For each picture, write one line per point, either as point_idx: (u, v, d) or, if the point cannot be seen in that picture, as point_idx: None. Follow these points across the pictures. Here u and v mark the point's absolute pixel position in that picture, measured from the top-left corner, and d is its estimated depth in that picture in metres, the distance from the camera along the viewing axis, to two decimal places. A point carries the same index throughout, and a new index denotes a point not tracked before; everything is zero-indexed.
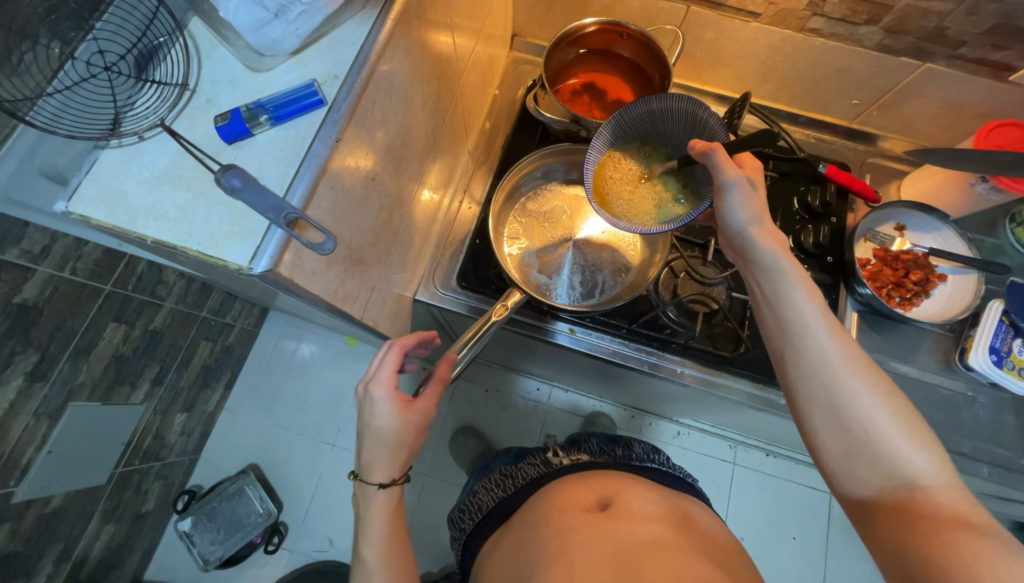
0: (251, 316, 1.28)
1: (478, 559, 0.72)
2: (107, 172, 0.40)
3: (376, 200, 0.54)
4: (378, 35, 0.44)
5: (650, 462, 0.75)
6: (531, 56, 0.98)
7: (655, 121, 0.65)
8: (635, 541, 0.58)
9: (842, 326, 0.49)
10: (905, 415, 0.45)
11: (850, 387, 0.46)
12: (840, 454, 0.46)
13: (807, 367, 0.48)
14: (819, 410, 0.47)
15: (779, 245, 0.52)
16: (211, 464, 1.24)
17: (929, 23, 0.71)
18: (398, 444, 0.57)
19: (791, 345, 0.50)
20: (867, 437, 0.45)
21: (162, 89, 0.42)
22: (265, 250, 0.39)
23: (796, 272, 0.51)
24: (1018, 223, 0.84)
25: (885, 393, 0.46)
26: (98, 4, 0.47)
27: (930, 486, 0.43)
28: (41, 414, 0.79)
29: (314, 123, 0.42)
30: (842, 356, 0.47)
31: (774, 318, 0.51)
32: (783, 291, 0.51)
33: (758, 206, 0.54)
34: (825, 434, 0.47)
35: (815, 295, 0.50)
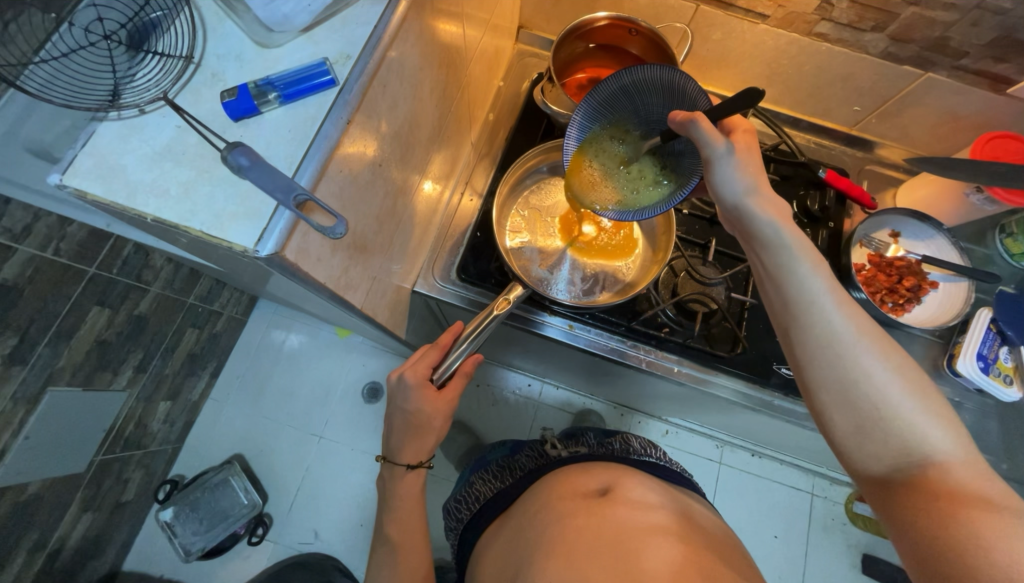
0: (240, 304, 1.25)
1: (477, 545, 0.72)
2: (105, 145, 0.39)
3: (382, 187, 0.53)
4: (392, 17, 0.43)
5: (648, 456, 0.75)
6: (536, 49, 0.96)
7: (627, 97, 0.61)
8: (635, 528, 0.57)
9: (848, 297, 0.48)
10: (915, 386, 0.45)
11: (862, 362, 0.46)
12: (852, 431, 0.46)
13: (815, 344, 0.48)
14: (831, 388, 0.47)
15: (779, 216, 0.50)
16: (194, 454, 1.21)
17: (934, 33, 0.71)
18: (424, 432, 0.65)
19: (798, 322, 0.49)
20: (880, 413, 0.45)
21: (165, 61, 0.41)
22: (272, 232, 0.37)
23: (800, 244, 0.49)
24: (1007, 234, 0.86)
25: (894, 364, 0.46)
26: None
27: (943, 459, 0.43)
28: (18, 398, 0.76)
29: (324, 103, 0.40)
30: (851, 329, 0.47)
31: (780, 295, 0.50)
32: (787, 267, 0.50)
33: (753, 174, 0.51)
34: (835, 412, 0.47)
35: (820, 267, 0.49)
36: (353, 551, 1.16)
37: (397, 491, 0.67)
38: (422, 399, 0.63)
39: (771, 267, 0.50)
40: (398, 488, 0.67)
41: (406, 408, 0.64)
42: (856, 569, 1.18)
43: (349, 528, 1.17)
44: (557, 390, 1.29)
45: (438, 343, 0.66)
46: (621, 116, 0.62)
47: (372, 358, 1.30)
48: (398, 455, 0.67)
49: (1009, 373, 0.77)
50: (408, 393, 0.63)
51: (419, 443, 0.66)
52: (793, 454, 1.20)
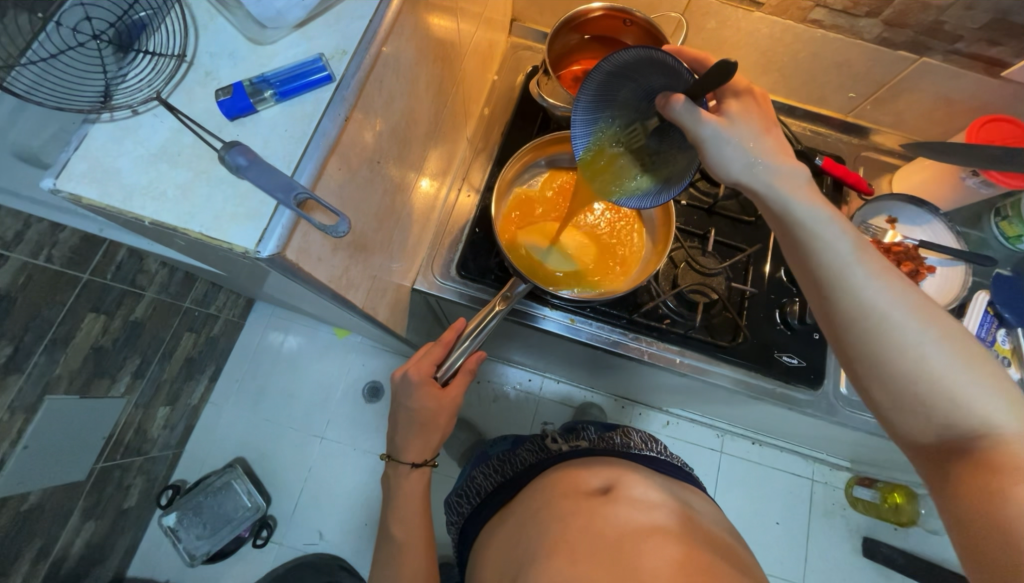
0: (237, 307, 1.24)
1: (478, 537, 0.73)
2: (98, 147, 0.38)
3: (380, 184, 0.52)
4: (387, 11, 0.43)
5: (647, 450, 0.75)
6: (530, 41, 0.96)
7: (618, 82, 0.54)
8: (637, 527, 0.58)
9: (879, 264, 0.46)
10: (960, 348, 0.44)
11: (902, 333, 0.44)
12: (896, 404, 0.46)
13: (845, 322, 0.47)
14: (871, 364, 0.46)
15: (795, 186, 0.47)
16: (195, 459, 1.21)
17: (928, 18, 0.71)
18: (428, 427, 0.65)
19: (829, 298, 0.47)
20: (926, 384, 0.44)
21: (157, 61, 0.40)
22: (272, 233, 0.36)
23: (821, 216, 0.47)
24: (1002, 217, 0.87)
25: (937, 329, 0.44)
26: None
27: (991, 423, 0.43)
28: (16, 408, 0.76)
29: (322, 100, 0.40)
30: (888, 300, 0.45)
31: (807, 271, 0.49)
32: (807, 243, 0.47)
33: (755, 146, 0.48)
34: (874, 386, 0.47)
35: (843, 237, 0.47)
36: (359, 551, 1.16)
37: (402, 488, 0.67)
38: (428, 397, 0.63)
39: (794, 242, 0.49)
40: (404, 486, 0.67)
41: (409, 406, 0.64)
42: (856, 552, 1.20)
43: (353, 527, 1.17)
44: (557, 384, 1.29)
45: (440, 342, 0.66)
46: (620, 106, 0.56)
47: (371, 358, 1.30)
48: (402, 453, 0.66)
49: (1007, 355, 0.78)
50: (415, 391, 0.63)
51: (424, 441, 0.66)
52: (792, 441, 1.21)
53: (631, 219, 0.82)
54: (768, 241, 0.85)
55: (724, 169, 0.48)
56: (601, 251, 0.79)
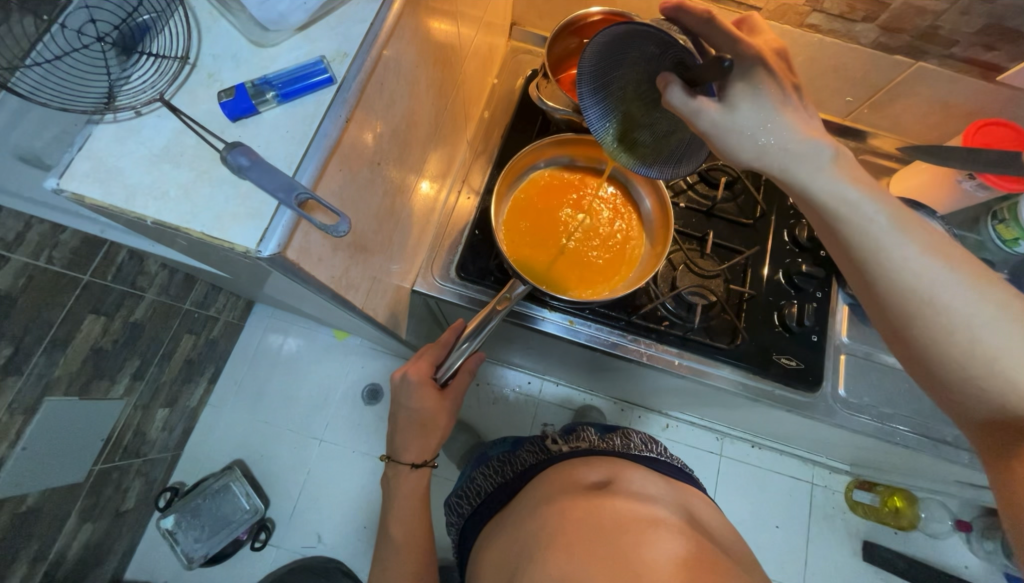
0: (236, 309, 1.24)
1: (477, 538, 0.72)
2: (101, 148, 0.38)
3: (380, 186, 0.52)
4: (387, 14, 0.43)
5: (648, 451, 0.75)
6: (530, 45, 0.97)
7: (621, 52, 0.50)
8: (635, 519, 0.58)
9: (921, 236, 0.43)
10: (1013, 319, 0.41)
11: (952, 308, 0.42)
12: (943, 381, 0.45)
13: (884, 300, 0.45)
14: (915, 341, 0.45)
15: (818, 165, 0.43)
16: (194, 461, 1.20)
17: (924, 22, 0.72)
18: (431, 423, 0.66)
19: (867, 276, 0.45)
20: (977, 360, 0.42)
21: (160, 62, 0.40)
22: (273, 233, 0.37)
23: (853, 193, 0.43)
24: (999, 220, 0.87)
25: (989, 298, 0.42)
26: None
27: None
28: (15, 409, 0.76)
29: (323, 102, 0.40)
30: (933, 274, 0.43)
31: (843, 249, 0.46)
32: (839, 226, 0.44)
33: (776, 120, 0.42)
34: (919, 362, 0.46)
35: (880, 213, 0.43)
36: (357, 554, 1.16)
37: (401, 490, 0.67)
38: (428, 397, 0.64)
39: (825, 223, 0.46)
40: (403, 488, 0.67)
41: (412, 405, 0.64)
42: (858, 556, 1.19)
43: (352, 530, 1.17)
44: (556, 387, 1.29)
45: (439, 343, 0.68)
46: (627, 76, 0.52)
47: (370, 359, 1.30)
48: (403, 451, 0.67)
49: None
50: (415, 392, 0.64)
51: (424, 441, 0.66)
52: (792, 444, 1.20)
53: (631, 228, 0.82)
54: (766, 244, 0.86)
55: (735, 156, 0.44)
56: (600, 260, 0.79)
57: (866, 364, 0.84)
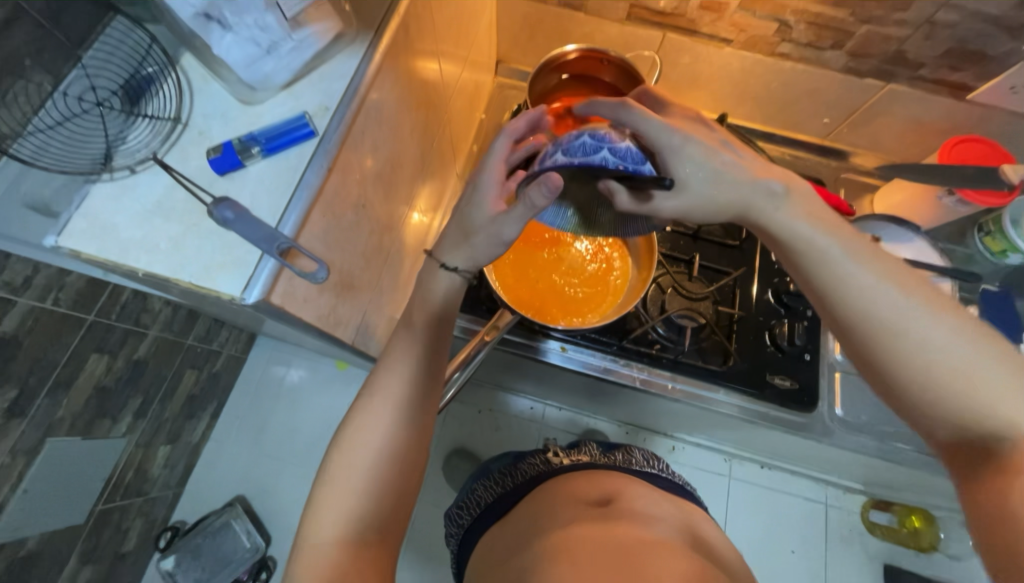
0: (239, 342, 1.25)
1: (474, 551, 0.71)
2: (97, 206, 0.40)
3: (366, 226, 0.55)
4: (367, 68, 0.46)
5: (650, 467, 0.74)
6: (514, 80, 1.01)
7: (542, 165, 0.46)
8: (642, 539, 0.57)
9: (878, 264, 0.44)
10: (976, 346, 0.40)
11: (915, 333, 0.41)
12: (917, 408, 0.43)
13: (848, 327, 0.45)
14: (884, 370, 0.43)
15: (772, 201, 0.46)
16: (195, 498, 1.20)
17: (890, 47, 0.75)
18: (422, 376, 0.50)
19: (829, 304, 0.46)
20: (941, 385, 0.41)
21: (155, 123, 0.43)
22: (257, 280, 0.39)
23: (805, 226, 0.46)
24: (986, 233, 0.89)
25: (951, 325, 0.41)
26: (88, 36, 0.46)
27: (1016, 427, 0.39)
28: (17, 451, 0.77)
29: (305, 154, 0.42)
30: (893, 299, 0.42)
31: (805, 278, 0.47)
32: (797, 255, 0.46)
33: (728, 172, 0.46)
34: (888, 390, 0.44)
35: (838, 241, 0.45)
36: None
37: None
38: (457, 291, 0.52)
39: (786, 253, 0.48)
40: None
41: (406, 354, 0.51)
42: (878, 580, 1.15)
43: None
44: (557, 413, 1.27)
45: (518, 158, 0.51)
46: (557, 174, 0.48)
47: None
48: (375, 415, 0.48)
49: None
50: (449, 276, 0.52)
51: None
52: (802, 463, 1.18)
53: (614, 258, 0.82)
54: (753, 265, 0.87)
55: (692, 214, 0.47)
56: (582, 292, 0.80)
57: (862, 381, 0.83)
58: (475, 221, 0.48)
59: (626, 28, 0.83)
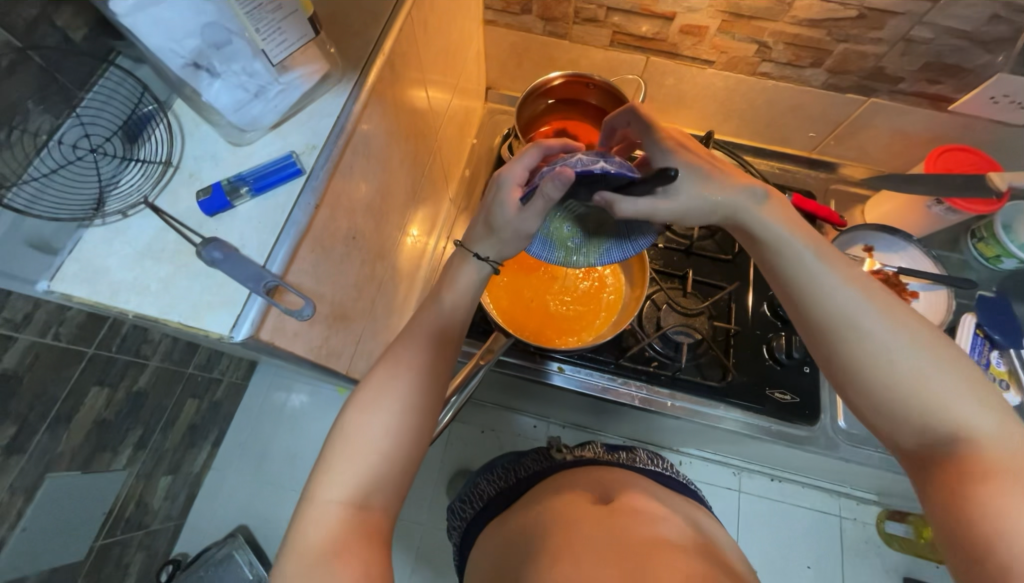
0: (239, 370, 1.25)
1: (474, 544, 0.70)
2: (91, 251, 0.42)
3: (358, 256, 0.55)
4: (354, 106, 0.47)
5: (655, 466, 0.73)
6: (505, 106, 1.04)
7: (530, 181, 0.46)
8: (647, 537, 0.55)
9: (847, 270, 0.46)
10: (933, 351, 0.43)
11: (876, 337, 0.44)
12: (877, 407, 0.45)
13: (819, 327, 0.47)
14: (848, 369, 0.45)
15: (754, 207, 0.48)
16: (197, 530, 1.19)
17: (869, 63, 0.77)
18: (438, 364, 0.50)
19: (800, 306, 0.48)
20: (899, 384, 0.43)
21: (146, 167, 0.44)
22: (246, 317, 0.39)
23: (783, 230, 0.48)
24: (978, 239, 0.89)
25: (911, 330, 0.43)
26: (87, 79, 0.47)
27: (971, 427, 0.41)
28: (17, 488, 0.76)
29: (293, 192, 0.43)
30: (857, 303, 0.45)
31: (778, 280, 0.49)
32: (775, 257, 0.49)
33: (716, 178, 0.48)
34: (853, 389, 0.46)
35: (812, 246, 0.47)
36: None
37: None
38: (483, 281, 0.53)
39: (765, 257, 0.50)
40: None
41: (422, 341, 0.50)
42: None
43: None
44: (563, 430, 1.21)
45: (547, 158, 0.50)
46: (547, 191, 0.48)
47: None
48: (387, 399, 0.47)
49: (1004, 377, 0.80)
50: (476, 266, 0.52)
51: None
52: (813, 476, 1.15)
53: (607, 276, 0.83)
54: (748, 278, 0.87)
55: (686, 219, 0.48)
56: (574, 310, 0.80)
57: None
58: (499, 220, 0.47)
59: (610, 53, 0.86)
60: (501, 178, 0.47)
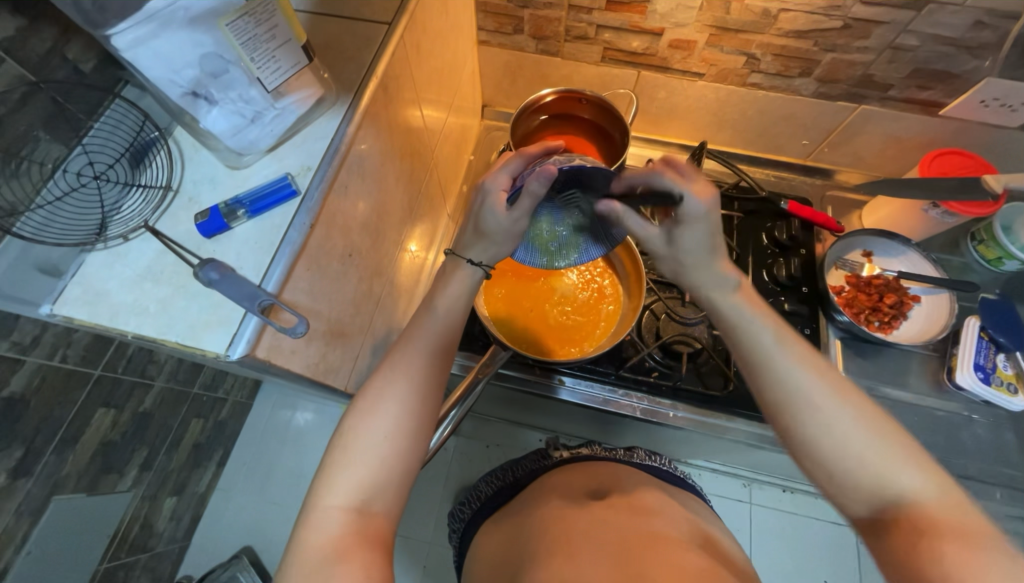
0: (244, 388, 1.26)
1: (471, 544, 0.69)
2: (93, 274, 0.43)
3: (355, 273, 0.56)
4: (347, 129, 0.49)
5: (652, 460, 0.71)
6: (501, 122, 1.06)
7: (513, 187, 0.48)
8: (642, 536, 0.54)
9: (797, 347, 0.47)
10: (877, 425, 0.43)
11: (832, 420, 0.44)
12: (835, 486, 0.44)
13: (774, 399, 0.47)
14: (801, 440, 0.45)
15: (716, 284, 0.50)
16: (202, 551, 1.18)
17: (857, 72, 0.78)
18: (438, 366, 0.50)
19: (759, 384, 0.48)
20: (847, 458, 0.43)
21: (147, 192, 0.46)
22: (242, 336, 0.40)
23: (737, 306, 0.49)
24: (978, 242, 0.89)
25: (857, 408, 0.44)
26: (99, 107, 0.49)
27: (918, 499, 0.41)
28: (23, 512, 0.76)
29: (288, 213, 0.44)
30: (812, 385, 0.45)
31: (738, 358, 0.50)
32: (733, 328, 0.49)
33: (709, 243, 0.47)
34: (807, 461, 0.46)
35: (766, 320, 0.49)
36: None
37: None
38: (476, 286, 0.53)
39: (722, 327, 0.51)
40: None
41: (421, 342, 0.51)
42: None
43: None
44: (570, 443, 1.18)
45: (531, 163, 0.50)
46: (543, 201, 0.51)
47: None
48: (383, 405, 0.47)
49: (1011, 381, 0.78)
50: (468, 272, 0.53)
51: None
52: None
53: (605, 286, 0.83)
54: None
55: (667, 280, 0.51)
56: (573, 321, 0.80)
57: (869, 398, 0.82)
58: (489, 224, 0.48)
59: (602, 68, 0.88)
60: (485, 185, 0.48)
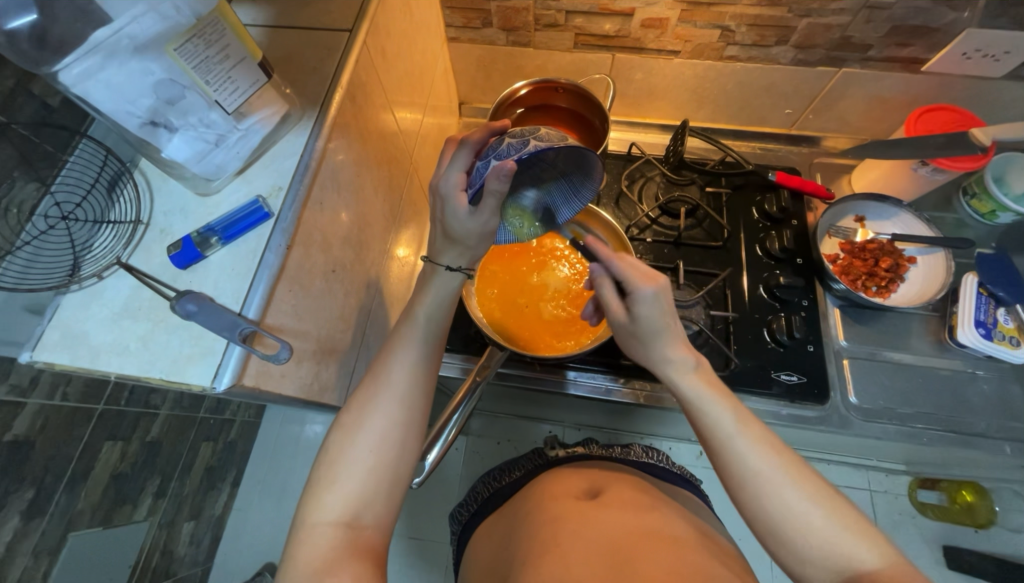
0: (251, 408, 1.26)
1: (470, 545, 0.69)
2: (70, 315, 0.42)
3: (341, 288, 0.56)
4: (316, 144, 0.47)
5: (649, 458, 0.72)
6: (479, 118, 1.04)
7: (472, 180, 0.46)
8: (631, 535, 0.53)
9: (756, 431, 0.50)
10: (826, 502, 0.47)
11: (789, 506, 0.47)
12: (795, 560, 0.47)
13: (735, 476, 0.49)
14: (760, 515, 0.48)
15: (681, 369, 0.53)
16: (225, 571, 1.19)
17: (835, 35, 0.76)
18: (422, 383, 0.50)
19: (721, 464, 0.51)
20: (803, 532, 0.46)
21: (117, 228, 0.45)
22: (226, 367, 0.40)
23: (701, 390, 0.52)
24: (971, 196, 0.88)
25: (807, 485, 0.48)
26: (71, 140, 0.48)
27: (870, 566, 0.44)
28: (40, 552, 0.76)
29: (262, 236, 0.43)
30: (768, 468, 0.48)
31: (701, 437, 0.53)
32: (698, 407, 0.52)
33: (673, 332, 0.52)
34: (765, 535, 0.48)
35: (727, 401, 0.52)
36: None
37: None
38: (456, 291, 0.53)
39: (686, 407, 0.53)
40: None
41: (408, 352, 0.50)
42: None
43: None
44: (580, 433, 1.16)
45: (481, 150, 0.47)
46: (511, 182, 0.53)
47: None
48: (370, 424, 0.47)
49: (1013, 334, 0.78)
50: (447, 278, 0.52)
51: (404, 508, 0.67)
52: None
53: None
54: (741, 262, 0.86)
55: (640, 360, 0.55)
56: (568, 314, 0.79)
57: (872, 364, 0.81)
58: (457, 229, 0.48)
59: (576, 54, 0.86)
60: (441, 189, 0.46)
